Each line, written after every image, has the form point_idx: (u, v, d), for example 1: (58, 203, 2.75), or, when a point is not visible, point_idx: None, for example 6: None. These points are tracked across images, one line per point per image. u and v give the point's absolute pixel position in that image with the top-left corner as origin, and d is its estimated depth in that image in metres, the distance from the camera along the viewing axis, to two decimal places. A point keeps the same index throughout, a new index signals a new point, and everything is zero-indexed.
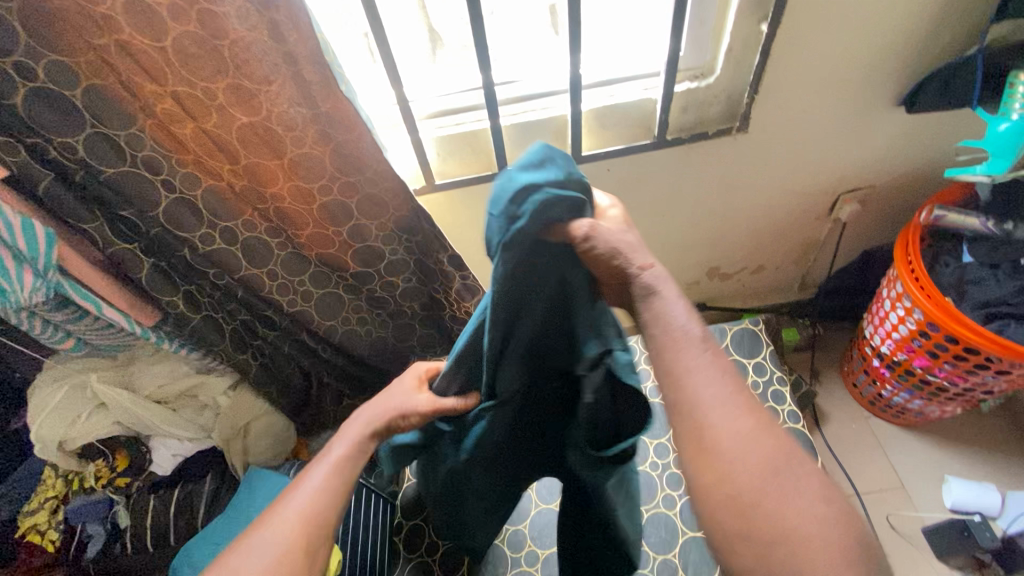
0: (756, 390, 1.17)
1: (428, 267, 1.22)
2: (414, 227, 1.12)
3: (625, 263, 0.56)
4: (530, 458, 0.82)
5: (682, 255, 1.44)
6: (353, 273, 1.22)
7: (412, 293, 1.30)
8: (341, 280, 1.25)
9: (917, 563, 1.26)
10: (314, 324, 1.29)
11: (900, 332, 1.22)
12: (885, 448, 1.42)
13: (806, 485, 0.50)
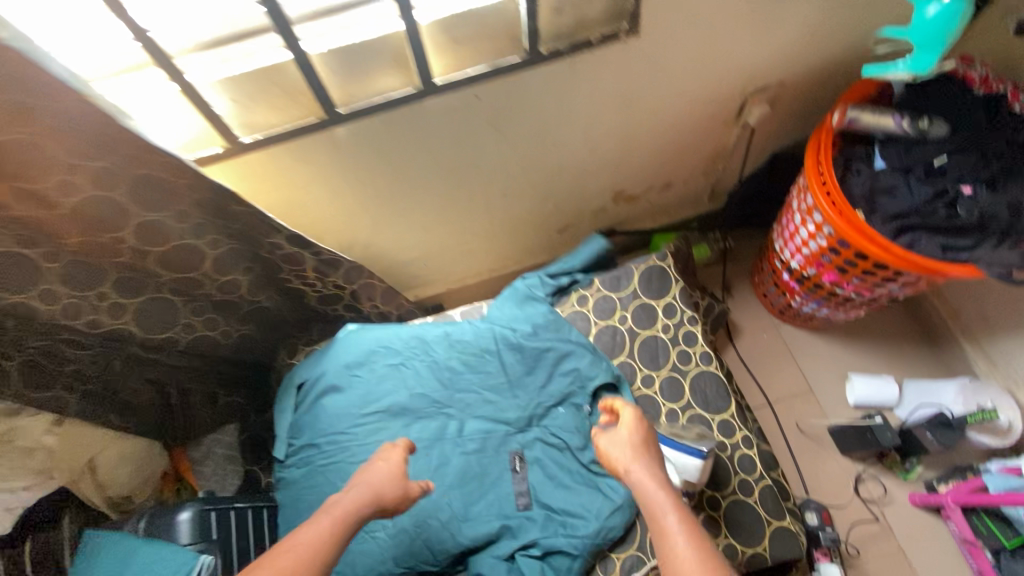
0: (667, 333, 1.06)
1: (268, 256, 1.01)
2: (230, 205, 0.85)
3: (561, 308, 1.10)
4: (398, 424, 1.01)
5: (581, 183, 1.26)
6: (171, 275, 0.98)
7: (262, 282, 1.10)
8: (160, 282, 1.00)
9: (822, 459, 1.32)
10: (141, 338, 1.05)
11: (810, 247, 1.14)
12: (793, 354, 1.43)
13: None
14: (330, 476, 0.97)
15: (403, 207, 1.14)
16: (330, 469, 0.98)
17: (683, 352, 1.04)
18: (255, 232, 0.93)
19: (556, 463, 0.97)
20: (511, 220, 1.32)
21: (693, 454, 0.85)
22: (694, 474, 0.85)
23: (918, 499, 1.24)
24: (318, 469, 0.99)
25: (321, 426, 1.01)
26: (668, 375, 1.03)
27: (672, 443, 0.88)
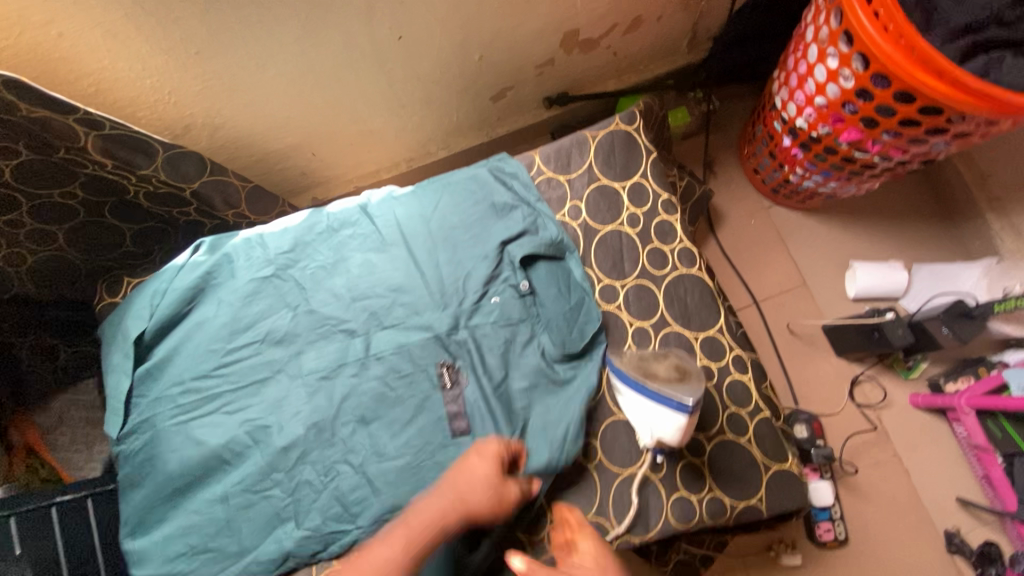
0: (635, 227, 0.77)
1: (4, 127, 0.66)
2: None
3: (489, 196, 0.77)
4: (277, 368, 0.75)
5: (514, 21, 0.89)
6: None
7: (41, 176, 0.75)
8: None
9: (815, 363, 1.13)
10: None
11: (824, 96, 0.83)
12: (785, 241, 1.18)
13: None
14: (195, 433, 0.72)
15: (245, 55, 0.76)
16: (191, 426, 0.72)
17: (655, 251, 0.76)
18: None
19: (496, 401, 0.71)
20: (423, 83, 0.95)
21: (671, 408, 0.62)
22: (671, 428, 0.62)
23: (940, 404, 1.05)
24: (169, 430, 0.72)
25: (181, 366, 0.75)
26: (636, 284, 0.75)
27: (647, 390, 0.63)
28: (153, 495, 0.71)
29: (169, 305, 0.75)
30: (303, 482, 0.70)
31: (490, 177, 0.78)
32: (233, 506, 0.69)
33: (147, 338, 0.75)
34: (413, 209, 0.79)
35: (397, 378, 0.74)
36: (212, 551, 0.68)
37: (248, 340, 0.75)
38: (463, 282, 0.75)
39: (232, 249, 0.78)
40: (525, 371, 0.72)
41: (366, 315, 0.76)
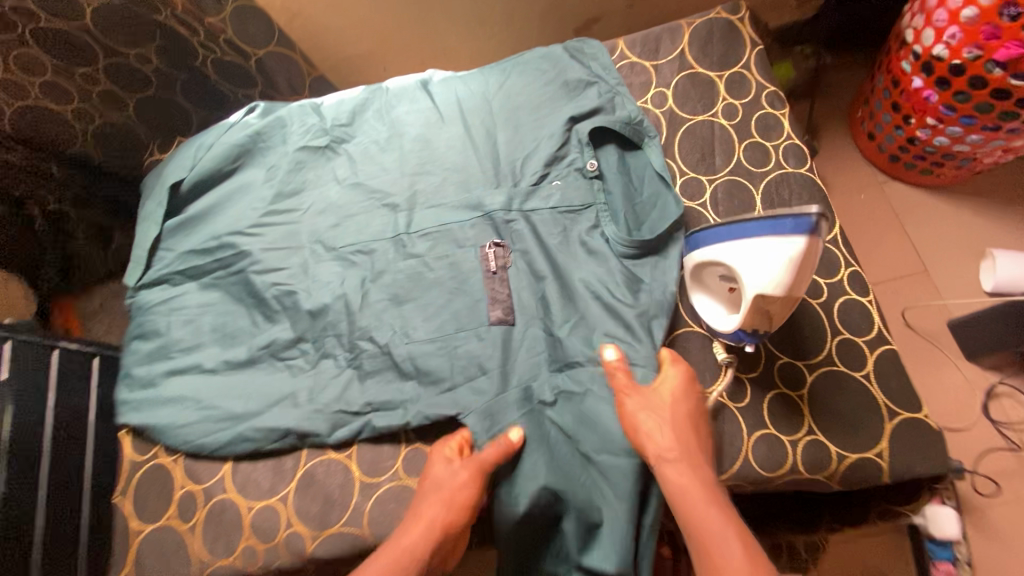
0: (731, 121, 0.65)
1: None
2: None
3: (563, 74, 0.69)
4: (310, 236, 0.68)
5: None
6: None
7: (120, 26, 0.73)
8: None
9: (938, 367, 0.91)
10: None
11: (977, 3, 0.69)
12: (902, 221, 1.00)
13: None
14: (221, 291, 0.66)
15: None
16: (219, 283, 0.66)
17: (754, 147, 0.64)
18: None
19: (550, 288, 0.61)
20: None
21: (784, 233, 0.44)
22: (777, 279, 0.45)
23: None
24: (194, 285, 0.67)
25: (216, 222, 0.69)
26: (728, 179, 0.62)
27: (749, 232, 0.46)
28: (157, 348, 0.64)
29: (212, 160, 0.71)
30: (323, 354, 0.62)
31: (566, 56, 0.70)
32: (244, 374, 0.62)
33: (183, 189, 0.70)
34: (480, 88, 0.72)
35: (436, 258, 0.65)
36: (204, 416, 0.58)
37: (289, 204, 0.70)
38: (527, 161, 0.66)
39: (287, 111, 0.74)
40: (588, 266, 0.61)
41: (414, 190, 0.68)
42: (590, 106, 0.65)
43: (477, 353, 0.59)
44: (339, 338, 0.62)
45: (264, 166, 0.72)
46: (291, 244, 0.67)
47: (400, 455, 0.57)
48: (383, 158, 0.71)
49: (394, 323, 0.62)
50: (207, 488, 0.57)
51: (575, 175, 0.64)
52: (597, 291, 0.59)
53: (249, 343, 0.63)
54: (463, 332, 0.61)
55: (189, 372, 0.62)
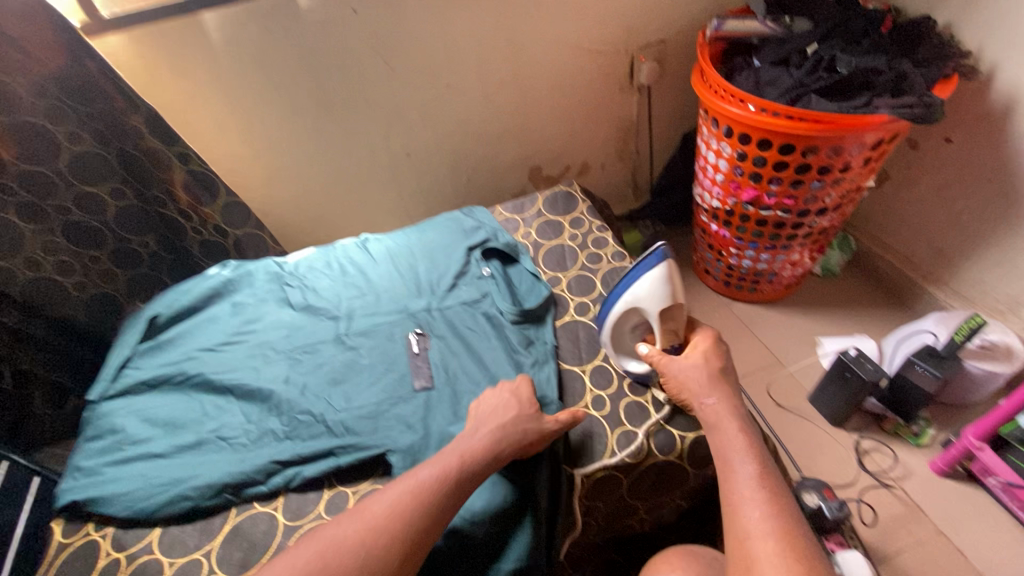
0: (575, 242, 0.95)
1: (138, 166, 0.95)
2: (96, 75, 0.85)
3: (461, 223, 0.98)
4: (263, 343, 0.82)
5: (489, 150, 1.25)
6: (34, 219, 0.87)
7: (137, 221, 0.99)
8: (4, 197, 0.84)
9: (813, 434, 1.05)
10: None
11: (721, 171, 1.07)
12: (751, 327, 1.26)
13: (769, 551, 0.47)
14: (179, 393, 0.77)
15: (299, 155, 1.10)
16: (177, 388, 0.77)
17: (592, 254, 0.92)
18: (134, 154, 0.94)
19: (458, 357, 0.77)
20: (422, 195, 1.27)
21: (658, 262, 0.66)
22: (664, 289, 0.65)
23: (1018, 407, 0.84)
24: (155, 392, 0.77)
25: (183, 344, 0.83)
26: (576, 273, 0.89)
27: (636, 275, 0.68)
28: (112, 443, 0.71)
29: (188, 300, 0.88)
30: (266, 431, 0.70)
31: (462, 213, 1.00)
32: (192, 455, 0.69)
33: (159, 322, 0.86)
34: (403, 237, 0.98)
35: (367, 349, 0.80)
36: (155, 490, 0.64)
37: (247, 324, 0.85)
38: (439, 277, 0.89)
39: (254, 263, 0.95)
40: (488, 338, 0.79)
41: (351, 306, 0.86)
42: (480, 237, 0.92)
43: (401, 414, 0.71)
44: (281, 415, 0.72)
45: (230, 301, 0.90)
46: (246, 351, 0.81)
47: (322, 497, 0.66)
48: (327, 285, 0.91)
49: (331, 397, 0.73)
50: (130, 553, 0.63)
51: (476, 280, 0.87)
52: (502, 350, 0.77)
53: (200, 431, 0.71)
54: (388, 395, 0.73)
55: (137, 460, 0.68)
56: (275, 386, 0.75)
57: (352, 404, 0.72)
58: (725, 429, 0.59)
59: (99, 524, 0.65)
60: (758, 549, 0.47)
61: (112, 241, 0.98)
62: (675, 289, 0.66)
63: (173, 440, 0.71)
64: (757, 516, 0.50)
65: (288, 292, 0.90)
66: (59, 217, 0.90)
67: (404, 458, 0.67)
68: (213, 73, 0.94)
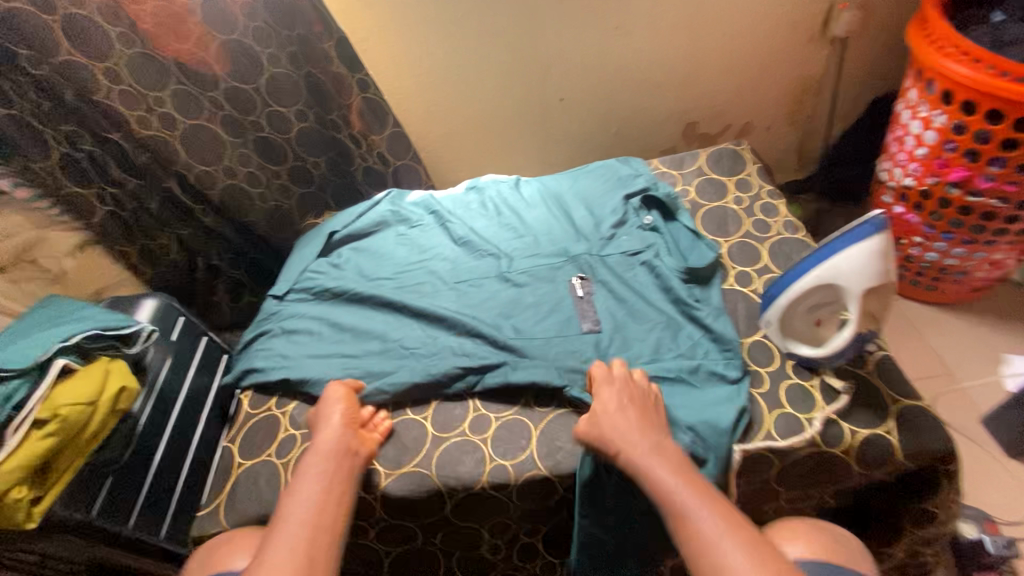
0: (741, 206, 0.87)
1: (323, 89, 1.02)
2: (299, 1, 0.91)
3: (618, 171, 0.94)
4: (426, 268, 0.87)
5: (646, 101, 1.17)
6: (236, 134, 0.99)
7: (314, 142, 1.07)
8: (217, 109, 0.95)
9: (983, 462, 0.92)
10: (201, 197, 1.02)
11: (925, 145, 0.92)
12: (921, 331, 1.10)
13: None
14: (350, 303, 0.84)
15: (459, 91, 1.12)
16: (349, 298, 0.85)
17: (759, 222, 0.84)
18: (320, 79, 1.00)
19: (621, 306, 0.76)
20: (569, 142, 1.24)
21: (868, 236, 0.58)
22: (878, 265, 0.57)
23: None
24: (329, 299, 0.86)
25: (354, 260, 0.91)
26: (740, 240, 0.82)
27: (833, 248, 0.59)
28: (301, 339, 0.81)
29: (359, 223, 0.96)
30: (437, 347, 0.75)
31: (619, 163, 0.96)
32: (367, 359, 0.76)
33: (335, 239, 0.95)
34: (556, 181, 0.97)
35: (528, 289, 0.80)
36: (330, 380, 0.73)
37: (409, 249, 0.91)
38: (598, 224, 0.87)
39: (414, 193, 1.01)
40: (657, 291, 0.76)
41: (507, 242, 0.88)
42: (643, 186, 0.88)
43: (571, 354, 0.71)
44: (452, 333, 0.76)
45: (394, 227, 0.96)
46: (411, 274, 0.86)
47: (467, 416, 0.69)
48: (483, 220, 0.93)
49: (498, 326, 0.75)
50: (304, 434, 0.72)
51: (641, 232, 0.84)
52: (670, 305, 0.74)
53: (374, 337, 0.78)
54: (556, 332, 0.74)
55: (323, 355, 0.77)
56: (440, 308, 0.79)
57: (521, 336, 0.74)
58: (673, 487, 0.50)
59: (279, 402, 0.76)
60: None
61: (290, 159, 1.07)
62: (886, 269, 0.58)
63: (346, 341, 0.79)
64: (741, 563, 0.44)
65: (446, 223, 0.93)
66: (253, 133, 1.00)
67: (581, 389, 0.67)
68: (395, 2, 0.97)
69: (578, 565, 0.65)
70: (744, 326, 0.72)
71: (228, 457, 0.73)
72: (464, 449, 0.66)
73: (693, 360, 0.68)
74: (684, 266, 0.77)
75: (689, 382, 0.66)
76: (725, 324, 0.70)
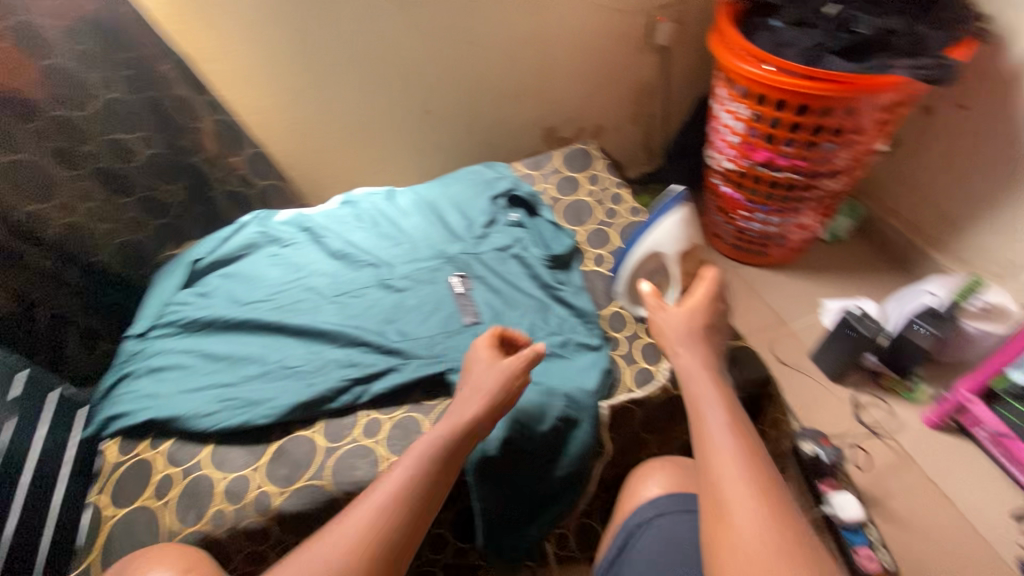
0: (593, 197, 0.98)
1: (169, 113, 0.98)
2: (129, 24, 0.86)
3: (484, 175, 1.01)
4: (304, 285, 0.86)
5: (506, 109, 1.26)
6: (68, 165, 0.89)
7: (164, 167, 1.01)
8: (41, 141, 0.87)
9: (813, 389, 1.10)
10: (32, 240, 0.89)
11: (735, 134, 1.09)
12: (758, 290, 1.29)
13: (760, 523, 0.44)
14: (224, 331, 0.81)
15: (322, 108, 1.11)
16: (222, 325, 0.81)
17: (609, 210, 0.95)
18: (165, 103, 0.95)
19: (497, 297, 0.81)
20: (440, 152, 1.29)
21: (675, 211, 0.73)
22: (683, 232, 0.72)
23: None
24: (200, 329, 0.82)
25: (224, 287, 0.87)
26: (594, 227, 0.93)
27: (653, 222, 0.74)
28: (171, 375, 0.76)
29: (226, 249, 0.93)
30: (322, 360, 0.75)
31: (484, 167, 1.03)
32: (247, 383, 0.74)
33: (200, 266, 0.91)
34: (427, 189, 1.02)
35: (409, 292, 0.83)
36: (208, 410, 0.70)
37: (284, 269, 0.90)
38: (470, 224, 0.92)
39: (284, 213, 0.99)
40: (528, 279, 0.83)
41: (384, 250, 0.90)
42: (506, 187, 0.95)
43: (455, 347, 0.75)
44: (337, 344, 0.76)
45: (267, 249, 0.94)
46: (288, 293, 0.85)
47: (358, 422, 0.70)
48: (359, 232, 0.94)
49: (383, 331, 0.77)
50: (185, 469, 0.68)
51: (509, 228, 0.91)
52: (540, 290, 0.82)
53: (254, 361, 0.76)
54: (439, 328, 0.77)
55: (197, 387, 0.74)
56: (321, 322, 0.79)
57: (405, 337, 0.76)
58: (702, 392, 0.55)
59: (153, 443, 0.71)
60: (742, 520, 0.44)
61: (139, 189, 1.00)
62: (690, 233, 0.73)
63: (223, 369, 0.76)
64: (734, 481, 0.46)
65: (319, 238, 0.93)
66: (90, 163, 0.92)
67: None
68: (241, 23, 0.95)
69: (484, 542, 0.69)
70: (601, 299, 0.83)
71: (98, 509, 0.68)
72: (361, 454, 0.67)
73: (564, 335, 0.75)
74: (548, 253, 0.86)
75: (562, 355, 0.73)
76: (585, 300, 0.80)
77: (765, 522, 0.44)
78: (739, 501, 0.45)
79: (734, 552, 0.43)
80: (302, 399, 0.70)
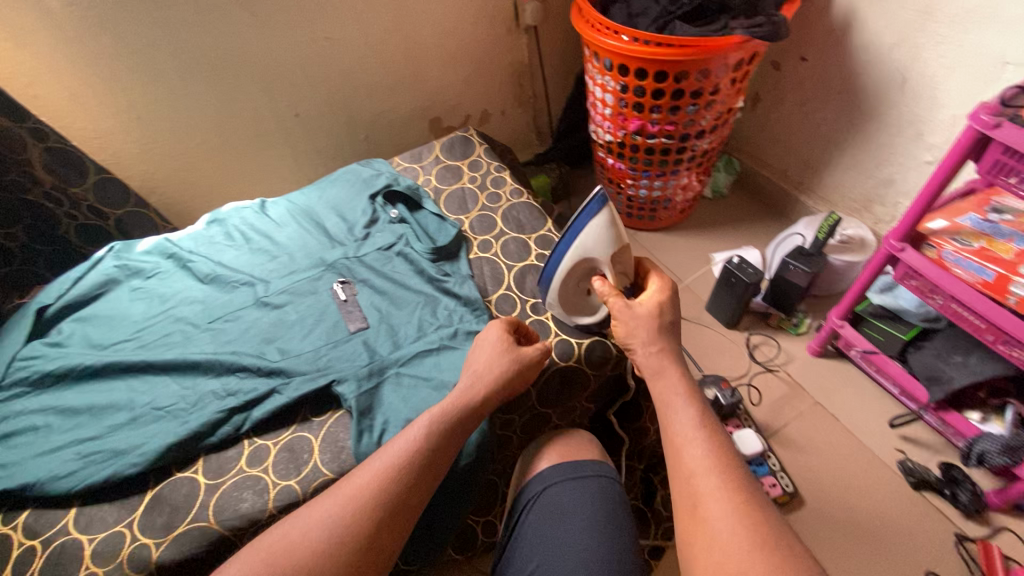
0: (475, 184, 0.97)
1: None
2: None
3: (360, 174, 0.97)
4: (172, 316, 0.80)
5: (383, 104, 1.22)
6: None
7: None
8: None
9: (711, 339, 1.17)
10: None
11: (608, 106, 1.12)
12: (654, 252, 1.35)
13: (717, 508, 0.47)
14: (83, 380, 0.74)
15: (176, 123, 1.03)
16: (79, 374, 0.74)
17: (491, 194, 0.95)
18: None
19: (382, 299, 0.79)
20: (321, 156, 1.23)
21: (599, 215, 0.64)
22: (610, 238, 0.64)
23: (975, 138, 0.71)
24: (54, 382, 0.74)
25: (80, 332, 0.79)
26: (478, 214, 0.92)
27: (575, 228, 0.66)
28: (22, 439, 0.68)
29: (79, 290, 0.83)
30: (198, 395, 0.70)
31: (360, 166, 0.99)
32: (114, 432, 0.67)
33: (48, 314, 0.81)
34: (301, 195, 0.96)
35: (289, 307, 0.79)
36: (66, 470, 0.63)
37: (148, 303, 0.82)
38: (350, 228, 0.89)
39: (144, 242, 0.91)
40: (413, 276, 0.81)
41: (259, 267, 0.85)
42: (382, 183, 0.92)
43: (341, 356, 0.72)
44: (212, 375, 0.72)
45: (127, 284, 0.86)
46: (154, 328, 0.78)
47: (243, 452, 0.66)
48: (230, 251, 0.88)
49: (262, 352, 0.73)
50: (45, 538, 0.62)
51: (391, 226, 0.89)
52: (426, 285, 0.80)
53: (120, 408, 0.70)
54: (323, 340, 0.74)
55: (55, 447, 0.67)
56: (193, 354, 0.73)
57: (288, 355, 0.72)
58: (670, 374, 0.58)
59: (6, 518, 0.63)
60: (707, 506, 0.48)
61: None
62: (617, 233, 0.65)
63: (85, 422, 0.69)
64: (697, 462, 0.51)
65: (186, 263, 0.87)
66: None
67: (355, 384, 0.68)
68: (57, 38, 0.86)
69: (405, 547, 0.71)
70: (489, 285, 0.82)
71: None
72: (247, 487, 0.63)
73: (452, 326, 0.74)
74: (431, 246, 0.84)
75: (452, 346, 0.72)
76: (470, 288, 0.79)
77: (725, 502, 0.48)
78: (707, 480, 0.50)
79: (704, 527, 0.47)
80: (175, 440, 0.65)
